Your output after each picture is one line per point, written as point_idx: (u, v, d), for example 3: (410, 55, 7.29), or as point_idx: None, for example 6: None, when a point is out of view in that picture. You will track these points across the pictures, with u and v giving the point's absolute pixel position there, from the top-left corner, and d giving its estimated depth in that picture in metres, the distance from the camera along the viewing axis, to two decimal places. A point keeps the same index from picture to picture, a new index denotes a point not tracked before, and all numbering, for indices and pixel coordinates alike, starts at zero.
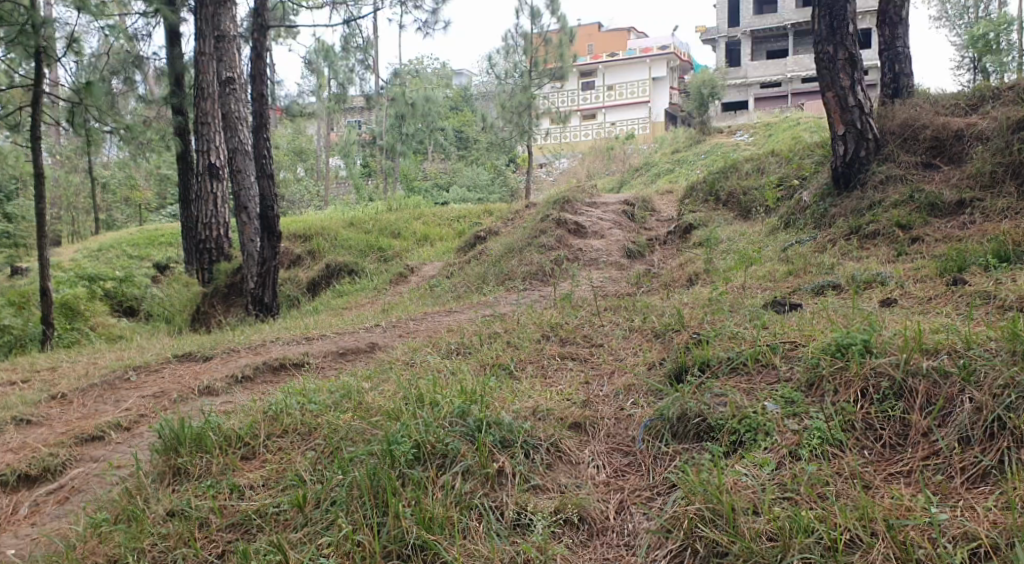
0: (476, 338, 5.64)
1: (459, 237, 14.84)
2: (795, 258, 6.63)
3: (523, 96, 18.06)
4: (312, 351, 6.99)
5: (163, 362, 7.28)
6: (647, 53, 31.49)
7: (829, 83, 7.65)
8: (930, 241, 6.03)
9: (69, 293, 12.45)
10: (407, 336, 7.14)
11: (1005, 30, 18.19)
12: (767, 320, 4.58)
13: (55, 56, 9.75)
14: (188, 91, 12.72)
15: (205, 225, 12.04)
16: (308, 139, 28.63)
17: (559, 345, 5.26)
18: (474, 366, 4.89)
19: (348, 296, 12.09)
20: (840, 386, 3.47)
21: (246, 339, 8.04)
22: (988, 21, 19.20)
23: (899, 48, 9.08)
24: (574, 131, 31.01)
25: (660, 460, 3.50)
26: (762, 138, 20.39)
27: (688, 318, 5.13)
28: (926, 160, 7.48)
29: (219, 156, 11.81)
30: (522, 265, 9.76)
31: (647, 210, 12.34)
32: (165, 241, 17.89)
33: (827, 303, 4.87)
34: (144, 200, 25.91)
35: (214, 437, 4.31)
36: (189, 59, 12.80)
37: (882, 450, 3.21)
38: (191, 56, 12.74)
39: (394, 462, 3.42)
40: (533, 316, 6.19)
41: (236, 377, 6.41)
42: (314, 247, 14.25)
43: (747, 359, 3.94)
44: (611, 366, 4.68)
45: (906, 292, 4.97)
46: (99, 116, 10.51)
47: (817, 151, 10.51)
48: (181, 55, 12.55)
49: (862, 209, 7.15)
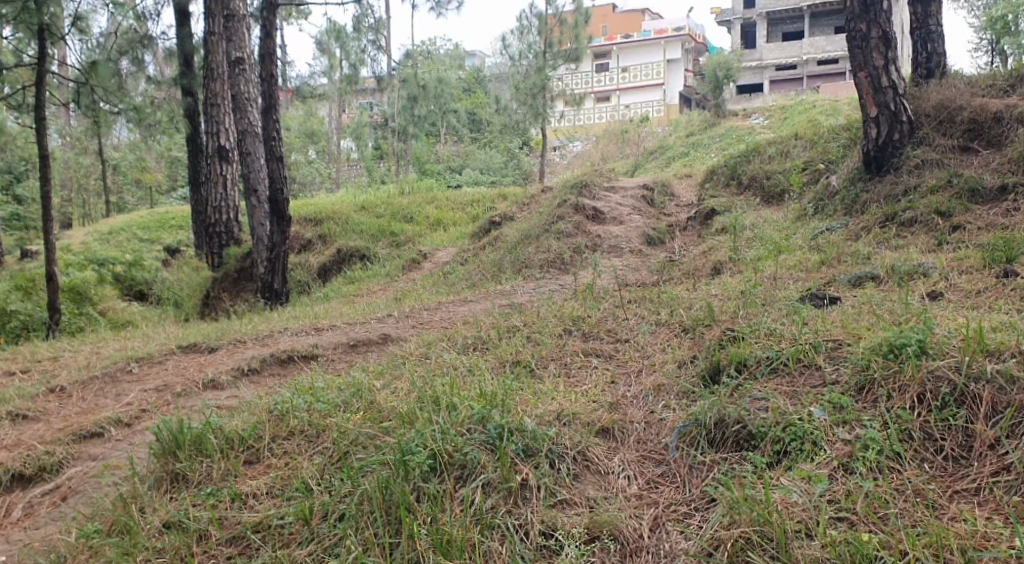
0: (495, 332, 5.38)
1: (472, 222, 14.55)
2: (825, 247, 6.32)
3: (537, 78, 17.71)
4: (323, 342, 6.75)
5: (167, 353, 7.07)
6: (661, 35, 31.10)
7: (861, 63, 7.28)
8: (972, 229, 5.69)
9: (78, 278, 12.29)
10: (421, 327, 6.88)
11: None
12: (805, 315, 4.28)
13: (60, 35, 9.50)
14: (198, 73, 12.46)
15: (214, 208, 11.81)
16: (320, 122, 28.38)
17: (582, 340, 4.99)
18: (493, 364, 4.63)
19: (360, 282, 11.83)
20: (893, 390, 3.18)
21: (253, 328, 7.80)
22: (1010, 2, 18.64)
23: (932, 26, 8.65)
24: (588, 114, 30.59)
25: (696, 470, 3.23)
26: (778, 121, 19.95)
27: (719, 312, 4.85)
28: (963, 144, 7.10)
29: (229, 139, 11.57)
30: (538, 252, 9.46)
31: (666, 195, 12.01)
32: (177, 224, 17.71)
33: (869, 296, 4.56)
34: (156, 183, 25.75)
35: (215, 439, 4.08)
36: (197, 39, 12.51)
37: (944, 464, 2.92)
38: (200, 37, 12.46)
39: (407, 473, 3.16)
40: (552, 308, 5.92)
41: (242, 370, 6.21)
42: (325, 231, 14.00)
43: (787, 360, 3.66)
44: (639, 364, 4.41)
45: (952, 285, 4.65)
46: (105, 97, 10.29)
47: (844, 135, 10.14)
48: (191, 36, 12.29)
49: (897, 194, 6.78)
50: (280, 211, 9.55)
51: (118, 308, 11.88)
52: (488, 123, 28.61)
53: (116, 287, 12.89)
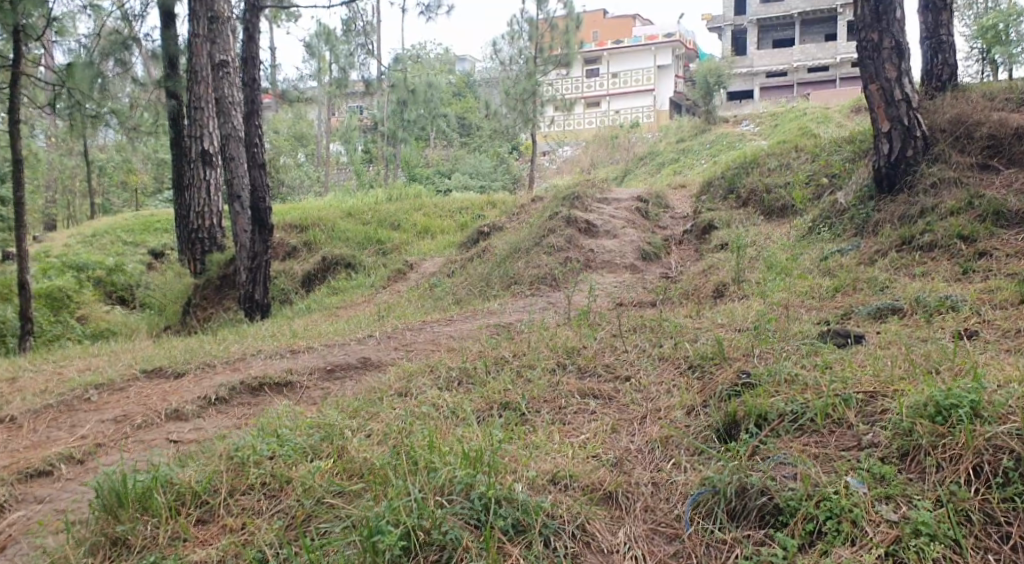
0: (481, 363, 4.90)
1: (461, 230, 14.07)
2: (839, 273, 5.90)
3: (527, 83, 17.24)
4: (297, 367, 6.26)
5: (130, 379, 6.55)
6: (652, 41, 30.77)
7: (872, 74, 6.88)
8: (1001, 256, 5.27)
9: (52, 285, 11.70)
10: (404, 351, 6.41)
11: (1017, 20, 17.37)
12: (828, 359, 3.82)
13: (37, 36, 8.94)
14: (183, 75, 11.88)
15: (197, 214, 11.26)
16: (309, 124, 27.84)
17: (577, 378, 4.51)
18: (479, 407, 4.16)
19: (343, 294, 11.34)
20: (944, 460, 2.75)
21: (225, 349, 7.29)
22: (1000, 11, 18.39)
23: (943, 36, 8.26)
24: (578, 120, 30.18)
25: (714, 550, 2.78)
26: (769, 127, 19.62)
27: (729, 347, 4.39)
28: (982, 161, 6.70)
29: (213, 142, 11.02)
30: (528, 267, 8.99)
31: (661, 206, 11.55)
32: (160, 226, 17.13)
33: (895, 337, 4.13)
34: (141, 185, 25.08)
35: (164, 497, 3.60)
36: (185, 41, 12.02)
37: (1014, 555, 2.49)
38: (186, 38, 11.89)
39: (377, 558, 2.71)
40: (544, 336, 5.43)
41: (209, 400, 5.71)
42: (310, 238, 13.50)
43: (814, 416, 3.22)
44: (642, 410, 3.96)
45: (986, 321, 4.21)
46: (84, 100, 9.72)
47: (847, 147, 9.71)
48: (177, 36, 11.72)
49: (913, 215, 6.35)
50: (263, 220, 9.08)
51: (94, 314, 11.32)
52: (479, 127, 28.08)
53: (96, 292, 12.27)
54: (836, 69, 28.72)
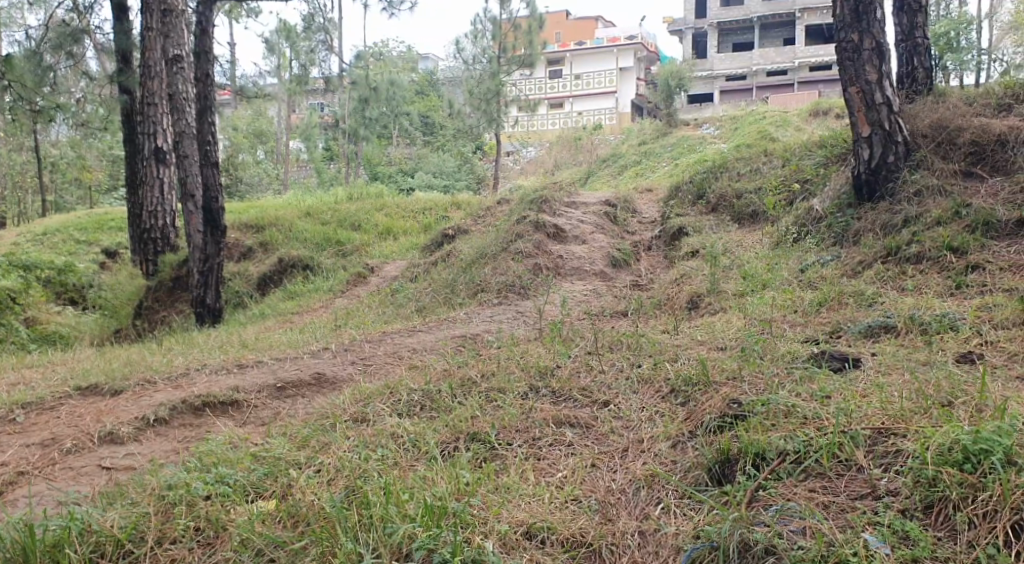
0: (446, 385, 4.47)
1: (424, 232, 13.59)
2: (822, 285, 5.60)
3: (491, 83, 16.85)
4: (243, 383, 5.77)
5: (62, 396, 6.01)
6: (615, 43, 30.62)
7: (852, 76, 6.60)
8: (993, 269, 5.02)
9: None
10: (361, 366, 5.96)
11: None
12: (826, 386, 3.47)
13: None
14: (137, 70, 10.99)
15: (150, 213, 10.60)
16: (268, 121, 27.11)
17: (551, 404, 4.11)
18: (443, 438, 3.76)
19: (299, 298, 10.82)
20: (977, 516, 2.45)
21: (167, 362, 6.76)
22: (953, 19, 18.46)
23: (919, 38, 8.02)
24: (541, 121, 29.85)
25: None
26: (729, 130, 19.47)
27: (714, 370, 4.04)
28: (965, 168, 6.46)
29: (167, 140, 10.50)
30: (495, 274, 8.56)
31: (629, 210, 11.19)
32: (112, 223, 16.35)
33: (894, 362, 3.81)
34: (95, 181, 24.06)
35: (79, 549, 3.18)
36: (140, 35, 11.42)
37: None
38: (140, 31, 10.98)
39: None
40: (513, 353, 5.01)
41: (146, 421, 5.22)
42: (266, 238, 12.97)
43: (820, 456, 2.89)
44: (622, 442, 3.58)
45: (990, 344, 3.94)
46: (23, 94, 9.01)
47: (819, 151, 9.42)
48: (130, 29, 10.84)
49: (896, 224, 6.09)
50: (216, 221, 8.47)
51: (42, 314, 10.51)
52: (443, 126, 27.57)
53: (44, 291, 11.35)
54: (794, 73, 28.66)
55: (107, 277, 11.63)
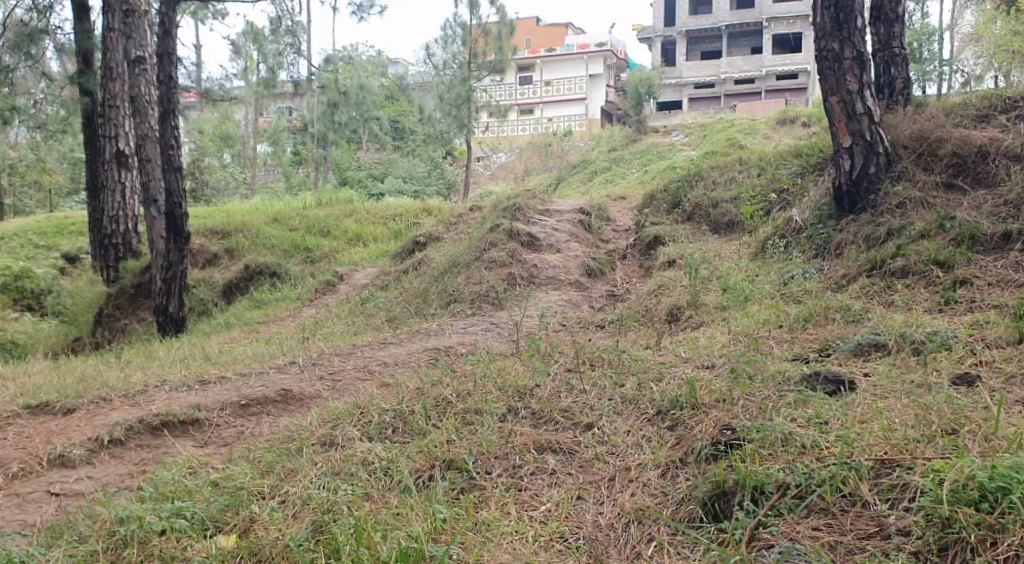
0: (419, 405, 4.22)
1: (395, 238, 13.31)
2: (806, 299, 5.44)
3: (461, 89, 16.61)
4: (205, 400, 5.47)
5: (10, 415, 5.66)
6: (585, 50, 30.29)
7: (833, 85, 6.47)
8: (982, 284, 4.92)
9: None
10: (331, 382, 5.69)
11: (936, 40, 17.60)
12: (822, 411, 3.31)
13: None
14: (98, 71, 10.59)
15: (111, 218, 10.22)
16: (235, 124, 26.60)
17: (531, 427, 3.90)
18: (418, 466, 3.54)
19: (266, 308, 10.48)
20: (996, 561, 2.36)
21: (125, 377, 6.43)
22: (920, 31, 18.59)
23: (896, 48, 7.94)
24: (512, 126, 29.68)
25: None
26: (698, 137, 19.45)
27: (702, 391, 3.85)
28: (947, 180, 6.36)
29: (129, 143, 10.06)
30: (468, 284, 8.32)
31: (603, 218, 11.00)
32: (74, 228, 15.80)
33: (889, 385, 3.65)
34: (55, 184, 23.35)
35: None
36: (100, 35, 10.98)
37: None
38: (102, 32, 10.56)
39: None
40: (489, 370, 4.78)
41: (100, 442, 4.91)
42: (233, 245, 12.63)
43: (823, 491, 2.75)
44: (609, 470, 3.39)
45: (986, 363, 3.81)
46: None
47: (794, 160, 9.29)
48: (91, 29, 10.43)
49: (879, 237, 5.98)
50: (179, 227, 8.15)
51: None
52: (412, 131, 27.30)
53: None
54: (761, 81, 28.82)
55: (65, 284, 11.20)
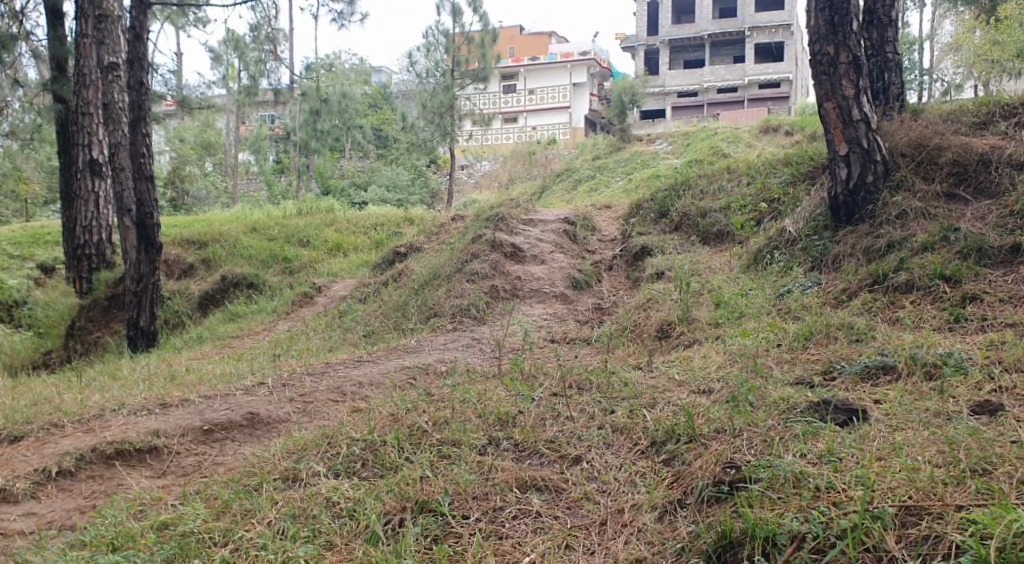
0: (392, 435, 3.85)
1: (376, 248, 12.91)
2: (806, 316, 5.13)
3: (444, 96, 16.28)
4: (164, 425, 5.04)
5: None
6: (568, 58, 30.29)
7: (828, 91, 6.19)
8: (992, 301, 4.65)
9: None
10: (300, 403, 5.31)
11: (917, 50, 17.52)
12: (834, 446, 3.00)
13: None
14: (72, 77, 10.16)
15: (84, 228, 9.79)
16: (216, 133, 26.14)
17: (514, 462, 3.56)
18: (388, 507, 3.19)
19: (241, 321, 10.08)
20: None
21: (82, 399, 6.01)
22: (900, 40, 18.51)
23: (890, 54, 7.68)
24: (496, 134, 29.39)
25: None
26: (683, 145, 19.21)
27: (699, 421, 3.53)
28: (948, 190, 6.08)
29: (102, 151, 9.60)
30: (449, 297, 7.96)
31: (589, 228, 10.67)
32: (48, 238, 15.29)
33: (901, 415, 3.34)
34: (33, 194, 22.73)
35: None
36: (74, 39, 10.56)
37: None
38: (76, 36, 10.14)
39: None
40: (467, 394, 4.41)
41: (47, 474, 4.51)
42: (208, 255, 12.21)
43: (845, 545, 2.45)
44: (599, 513, 3.07)
45: (1007, 389, 3.52)
46: None
47: (785, 168, 9.00)
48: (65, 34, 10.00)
49: (879, 248, 5.70)
50: (151, 238, 7.70)
51: None
52: (396, 139, 26.94)
53: None
54: (744, 90, 28.62)
55: (32, 298, 10.71)
